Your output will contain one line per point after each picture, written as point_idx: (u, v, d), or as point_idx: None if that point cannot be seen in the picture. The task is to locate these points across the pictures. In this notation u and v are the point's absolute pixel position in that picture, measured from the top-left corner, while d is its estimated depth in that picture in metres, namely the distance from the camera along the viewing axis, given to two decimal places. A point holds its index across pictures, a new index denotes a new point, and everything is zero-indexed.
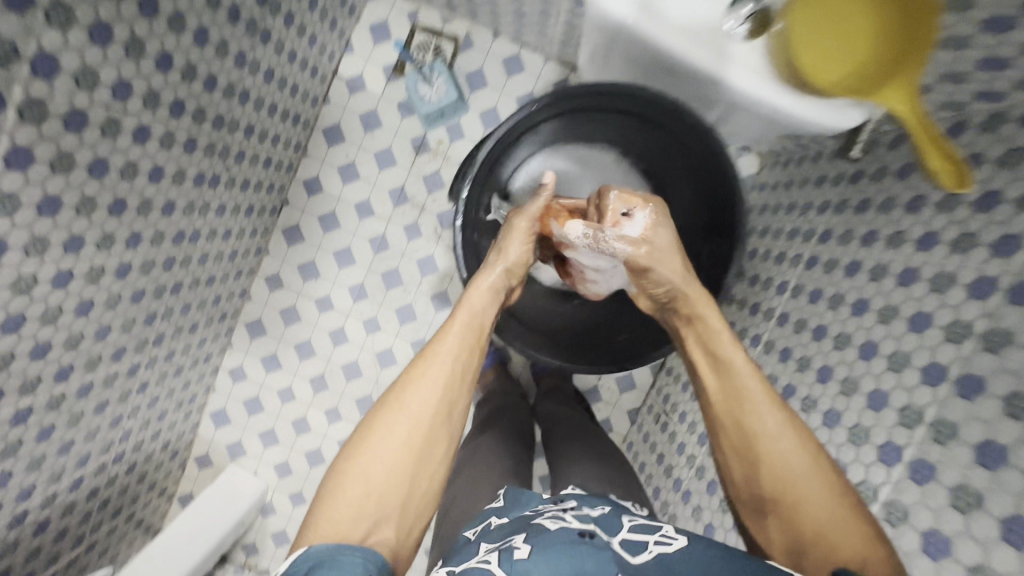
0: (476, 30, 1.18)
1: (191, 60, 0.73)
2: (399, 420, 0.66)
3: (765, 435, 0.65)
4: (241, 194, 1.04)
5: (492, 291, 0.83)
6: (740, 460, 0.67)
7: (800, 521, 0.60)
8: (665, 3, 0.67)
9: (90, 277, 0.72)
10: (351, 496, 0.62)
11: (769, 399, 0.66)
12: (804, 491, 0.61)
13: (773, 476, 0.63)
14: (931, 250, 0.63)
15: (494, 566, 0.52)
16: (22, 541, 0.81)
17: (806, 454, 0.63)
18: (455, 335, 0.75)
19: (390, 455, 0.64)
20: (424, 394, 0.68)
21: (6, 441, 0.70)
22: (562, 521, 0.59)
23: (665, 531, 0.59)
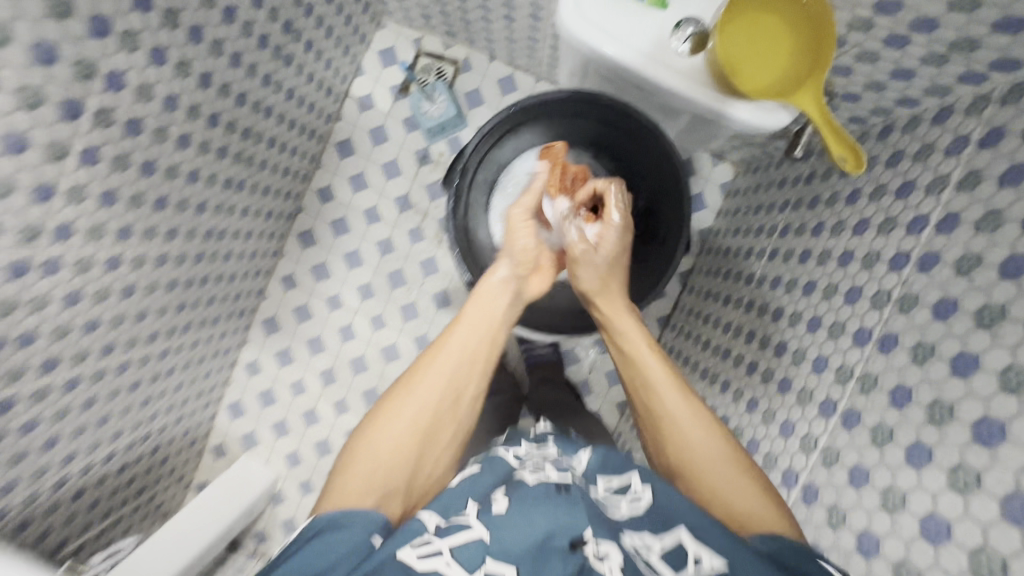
0: (474, 54, 1.23)
1: (227, 80, 0.82)
2: (405, 400, 0.60)
3: (664, 415, 0.63)
4: (263, 199, 1.09)
5: (505, 283, 0.73)
6: (648, 433, 0.66)
7: (703, 491, 0.59)
8: (616, 28, 0.64)
9: (135, 263, 0.80)
10: (360, 472, 0.56)
11: (670, 382, 0.65)
12: (709, 467, 0.59)
13: (676, 452, 0.61)
14: (932, 271, 0.58)
15: (471, 519, 0.52)
16: (62, 505, 0.88)
17: (704, 428, 0.61)
18: (476, 311, 0.68)
19: (396, 431, 0.58)
20: (435, 373, 0.62)
21: (58, 406, 0.78)
22: (541, 472, 0.58)
23: (633, 485, 0.57)
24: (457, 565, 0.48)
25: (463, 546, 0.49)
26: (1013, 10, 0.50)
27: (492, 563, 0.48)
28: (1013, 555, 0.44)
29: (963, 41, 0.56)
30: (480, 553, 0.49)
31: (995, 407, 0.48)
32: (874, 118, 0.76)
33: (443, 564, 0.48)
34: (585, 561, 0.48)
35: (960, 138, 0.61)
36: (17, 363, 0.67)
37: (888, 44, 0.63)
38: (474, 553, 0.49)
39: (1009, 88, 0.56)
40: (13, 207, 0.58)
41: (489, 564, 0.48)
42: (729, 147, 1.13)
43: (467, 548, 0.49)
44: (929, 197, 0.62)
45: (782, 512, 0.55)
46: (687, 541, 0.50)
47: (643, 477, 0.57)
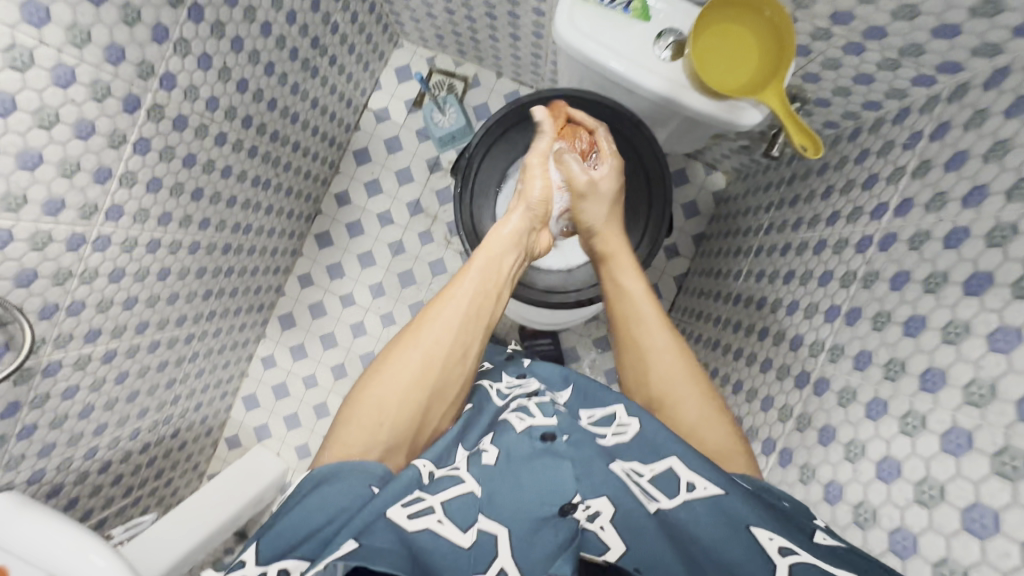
0: (482, 71, 1.34)
1: (261, 87, 0.92)
2: (413, 354, 0.64)
3: (655, 349, 0.71)
4: (285, 199, 1.18)
5: (513, 237, 0.78)
6: (632, 367, 0.73)
7: (680, 419, 0.66)
8: (608, 38, 0.72)
9: (172, 248, 0.88)
10: (366, 420, 0.59)
11: (662, 323, 0.74)
12: (689, 398, 0.67)
13: (663, 382, 0.69)
14: (890, 249, 0.65)
15: (463, 472, 0.53)
16: (91, 474, 0.94)
17: (683, 362, 0.70)
18: (481, 273, 0.73)
19: (403, 380, 0.62)
20: (441, 329, 0.66)
21: (95, 376, 0.85)
22: (527, 417, 0.62)
23: (620, 416, 0.63)
24: (450, 522, 0.47)
25: (452, 501, 0.49)
26: (949, 17, 0.57)
27: (484, 519, 0.48)
28: (948, 480, 0.52)
29: (909, 46, 0.63)
30: (472, 509, 0.49)
31: (938, 358, 0.55)
32: (845, 122, 0.82)
33: (435, 521, 0.47)
34: (580, 525, 0.50)
35: (915, 134, 0.68)
36: (66, 330, 0.75)
37: (847, 51, 0.69)
38: (466, 509, 0.49)
39: (956, 87, 0.63)
40: (76, 184, 0.66)
41: (483, 521, 0.48)
42: (720, 157, 1.20)
43: (458, 503, 0.49)
44: (890, 185, 0.69)
45: (746, 445, 0.64)
46: (679, 468, 0.54)
47: (629, 410, 0.63)
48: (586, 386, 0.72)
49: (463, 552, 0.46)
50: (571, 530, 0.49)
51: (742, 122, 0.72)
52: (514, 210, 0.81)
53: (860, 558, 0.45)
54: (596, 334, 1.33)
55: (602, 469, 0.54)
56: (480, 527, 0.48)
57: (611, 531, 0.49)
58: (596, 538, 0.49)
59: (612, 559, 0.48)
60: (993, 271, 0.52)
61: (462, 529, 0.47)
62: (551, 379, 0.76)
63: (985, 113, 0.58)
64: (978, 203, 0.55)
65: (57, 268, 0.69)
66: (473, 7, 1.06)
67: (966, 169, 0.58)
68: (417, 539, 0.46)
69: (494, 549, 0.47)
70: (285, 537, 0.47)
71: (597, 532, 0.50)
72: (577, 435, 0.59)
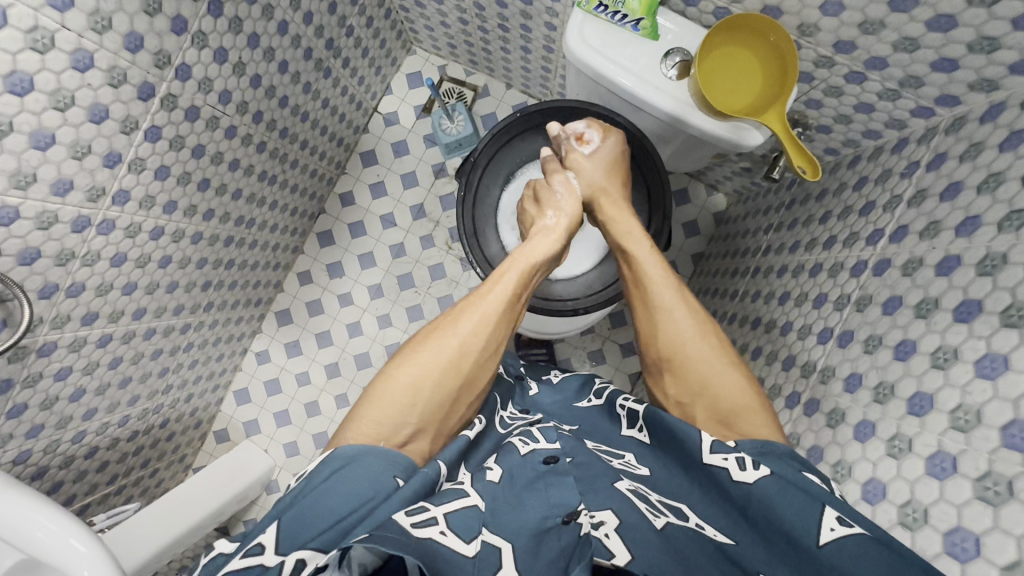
0: (492, 82, 1.36)
1: (274, 83, 0.94)
2: (450, 342, 0.65)
3: (663, 306, 0.70)
4: (290, 196, 1.19)
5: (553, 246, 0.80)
6: (644, 327, 0.72)
7: (691, 375, 0.65)
8: (617, 54, 0.74)
9: (174, 236, 0.89)
10: (400, 398, 0.59)
11: (668, 282, 0.73)
12: (701, 357, 0.65)
13: (670, 342, 0.68)
14: (884, 275, 0.65)
15: (468, 487, 0.51)
16: (77, 459, 0.94)
17: (700, 328, 0.68)
18: (509, 273, 0.74)
19: (435, 367, 0.62)
20: (478, 321, 0.67)
21: (89, 359, 0.85)
22: (532, 443, 0.61)
23: (627, 459, 0.59)
24: (453, 533, 0.44)
25: (456, 513, 0.46)
26: (947, 51, 0.59)
27: (488, 532, 0.46)
28: (932, 504, 0.52)
29: (909, 78, 0.65)
30: (475, 522, 0.46)
31: (926, 383, 0.56)
32: (845, 149, 0.83)
33: (438, 532, 0.44)
34: (585, 531, 0.47)
35: (912, 164, 0.69)
36: (64, 311, 0.75)
37: (849, 80, 0.71)
38: (468, 521, 0.46)
39: (951, 120, 0.65)
40: (86, 167, 0.67)
41: (487, 533, 0.46)
42: (722, 178, 1.21)
43: (463, 516, 0.46)
44: (886, 213, 0.70)
45: (767, 400, 0.61)
46: (688, 511, 0.51)
47: (637, 456, 0.59)
48: (592, 426, 0.70)
49: (467, 561, 0.43)
50: (575, 537, 0.47)
51: (744, 142, 0.74)
52: (549, 228, 0.81)
53: (873, 548, 0.41)
54: (590, 346, 1.34)
55: (606, 487, 0.52)
56: (483, 539, 0.45)
57: (617, 538, 0.46)
58: (600, 544, 0.46)
59: (621, 564, 0.44)
60: (983, 298, 0.53)
61: (466, 541, 0.44)
62: (558, 416, 0.76)
63: (981, 145, 0.60)
64: (969, 233, 0.56)
65: (60, 249, 0.70)
66: (486, 18, 1.08)
67: (961, 200, 0.59)
68: (424, 543, 0.42)
69: (499, 557, 0.44)
70: (304, 525, 0.46)
71: (602, 539, 0.46)
72: (580, 457, 0.58)
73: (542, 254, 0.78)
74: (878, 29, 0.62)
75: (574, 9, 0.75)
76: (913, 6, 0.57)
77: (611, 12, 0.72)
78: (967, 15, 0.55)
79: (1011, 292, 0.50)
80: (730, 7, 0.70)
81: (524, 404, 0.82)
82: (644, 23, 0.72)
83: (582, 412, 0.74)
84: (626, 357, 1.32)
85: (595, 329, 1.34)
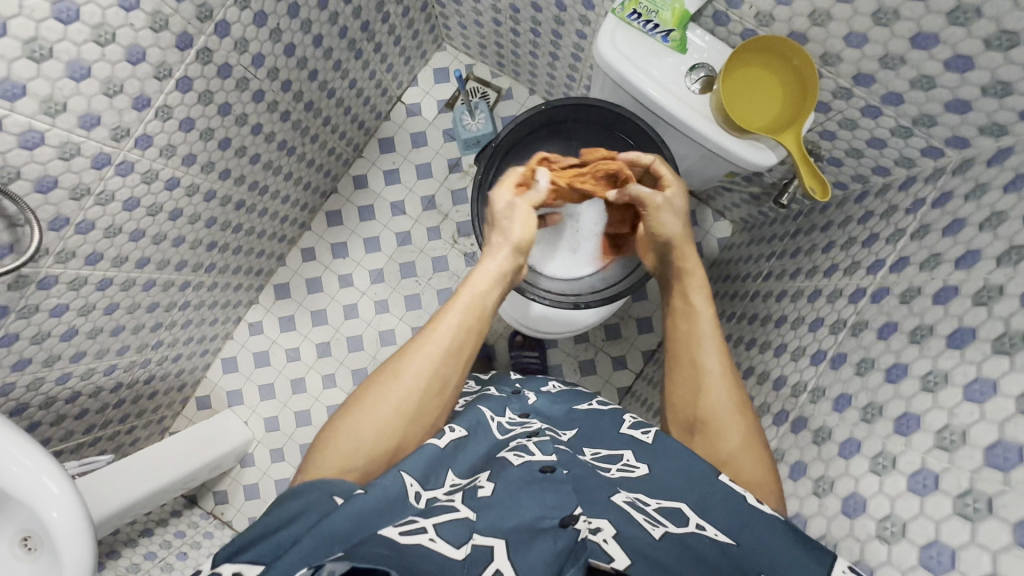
0: (517, 86, 1.39)
1: (307, 55, 0.96)
2: (393, 387, 0.65)
3: (709, 372, 0.70)
4: (306, 170, 1.20)
5: (499, 274, 0.78)
6: (684, 386, 0.72)
7: (721, 444, 0.65)
8: (645, 64, 0.76)
9: (188, 190, 0.89)
10: (343, 447, 0.60)
11: (719, 348, 0.73)
12: (733, 426, 0.66)
13: (709, 406, 0.68)
14: (881, 303, 0.67)
15: (458, 503, 0.50)
16: (59, 401, 0.93)
17: (735, 401, 0.68)
18: (468, 316, 0.73)
19: (379, 416, 0.63)
20: (423, 362, 0.67)
21: (86, 300, 0.84)
22: (526, 456, 0.60)
23: (627, 459, 0.61)
24: (443, 540, 0.46)
25: (445, 524, 0.47)
26: (962, 92, 0.61)
27: (479, 535, 0.47)
28: (911, 519, 0.53)
29: (923, 116, 0.67)
30: (465, 529, 0.47)
31: (915, 404, 0.56)
32: (854, 184, 0.85)
33: (427, 539, 0.45)
34: (582, 535, 0.48)
35: (917, 201, 0.71)
36: (70, 246, 0.75)
37: (865, 113, 0.73)
38: (458, 529, 0.47)
39: (960, 162, 0.67)
40: (115, 105, 0.68)
41: (477, 537, 0.46)
42: (730, 204, 1.22)
43: (453, 525, 0.47)
44: (889, 245, 0.71)
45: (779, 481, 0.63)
46: (688, 511, 0.53)
47: (635, 454, 0.62)
48: (591, 427, 0.71)
49: (456, 562, 0.44)
50: (572, 541, 0.47)
51: (759, 161, 0.75)
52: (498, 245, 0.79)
53: None
54: (583, 356, 1.34)
55: (603, 500, 0.54)
56: (474, 543, 0.46)
57: (616, 543, 0.48)
58: (599, 549, 0.48)
59: (621, 568, 0.46)
60: (977, 326, 0.54)
61: (456, 545, 0.46)
62: (555, 421, 0.76)
63: (986, 187, 0.62)
64: (970, 266, 0.58)
65: (77, 183, 0.70)
66: (520, 21, 1.11)
67: (964, 235, 0.61)
68: (409, 550, 0.43)
69: (489, 555, 0.45)
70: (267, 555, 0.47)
71: (601, 544, 0.48)
72: (577, 470, 0.58)
73: (485, 280, 0.76)
74: (897, 64, 0.64)
75: (608, 15, 0.77)
76: (934, 44, 0.60)
77: (643, 20, 0.74)
78: (984, 58, 0.57)
79: (1005, 321, 0.52)
80: (758, 31, 0.73)
81: (522, 408, 0.78)
82: (673, 35, 0.74)
83: (581, 415, 0.75)
84: (616, 370, 1.33)
85: (589, 339, 1.35)
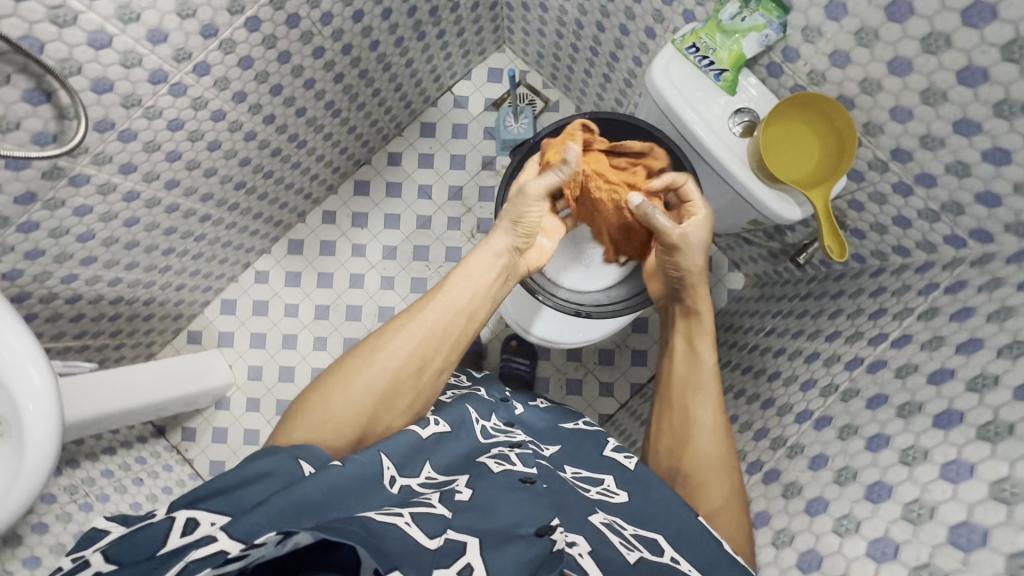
0: (565, 100, 1.41)
1: (372, 25, 0.99)
2: (371, 364, 0.67)
3: (700, 424, 0.71)
4: (346, 135, 1.23)
5: (497, 259, 0.79)
6: (672, 432, 0.72)
7: (701, 498, 0.66)
8: (694, 96, 0.77)
9: (232, 126, 0.92)
10: (314, 417, 0.62)
11: (715, 401, 0.73)
12: (716, 484, 0.67)
13: (694, 458, 0.69)
14: (876, 374, 0.67)
15: (433, 501, 0.50)
16: (59, 300, 0.95)
17: (722, 458, 0.69)
18: (458, 301, 0.75)
19: (354, 393, 0.65)
20: (405, 340, 0.69)
21: (111, 207, 0.87)
22: (506, 463, 0.61)
23: (607, 485, 0.62)
24: (417, 527, 0.45)
25: (423, 515, 0.46)
26: (994, 185, 0.63)
27: (452, 532, 0.45)
28: None
29: (952, 203, 0.68)
30: (439, 523, 0.46)
31: (889, 474, 0.57)
32: (872, 259, 0.86)
33: (403, 523, 0.45)
34: (558, 546, 0.46)
35: (931, 284, 0.71)
36: (109, 152, 0.78)
37: (895, 189, 0.74)
38: (433, 523, 0.46)
39: (980, 255, 0.68)
40: (184, 28, 0.71)
41: (451, 533, 0.45)
42: (747, 257, 1.23)
43: (427, 517, 0.46)
44: (894, 321, 0.71)
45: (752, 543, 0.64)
46: (664, 543, 0.54)
47: (617, 481, 0.62)
48: (574, 447, 0.72)
49: (429, 551, 0.42)
50: (546, 550, 0.45)
51: (783, 213, 0.77)
52: (501, 226, 0.80)
53: None
54: (571, 374, 1.34)
55: (582, 518, 0.53)
56: (448, 537, 0.44)
57: (591, 558, 0.47)
58: (575, 562, 0.46)
59: None
60: (965, 411, 0.55)
61: (430, 536, 0.44)
62: (539, 435, 0.76)
63: (1001, 282, 0.62)
64: (970, 353, 0.58)
65: (130, 92, 0.73)
66: (582, 38, 1.13)
67: (970, 324, 0.61)
68: (385, 532, 0.42)
69: (462, 549, 0.43)
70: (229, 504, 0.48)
71: (577, 557, 0.47)
72: (556, 487, 0.58)
73: (480, 265, 0.77)
74: (936, 146, 0.66)
75: (666, 44, 0.79)
76: (975, 132, 0.61)
77: (700, 56, 0.76)
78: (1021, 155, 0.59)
79: (994, 410, 0.53)
80: (808, 88, 0.74)
81: (509, 417, 0.79)
82: (726, 75, 0.76)
83: (566, 433, 0.76)
84: (601, 395, 1.33)
85: (582, 359, 1.35)
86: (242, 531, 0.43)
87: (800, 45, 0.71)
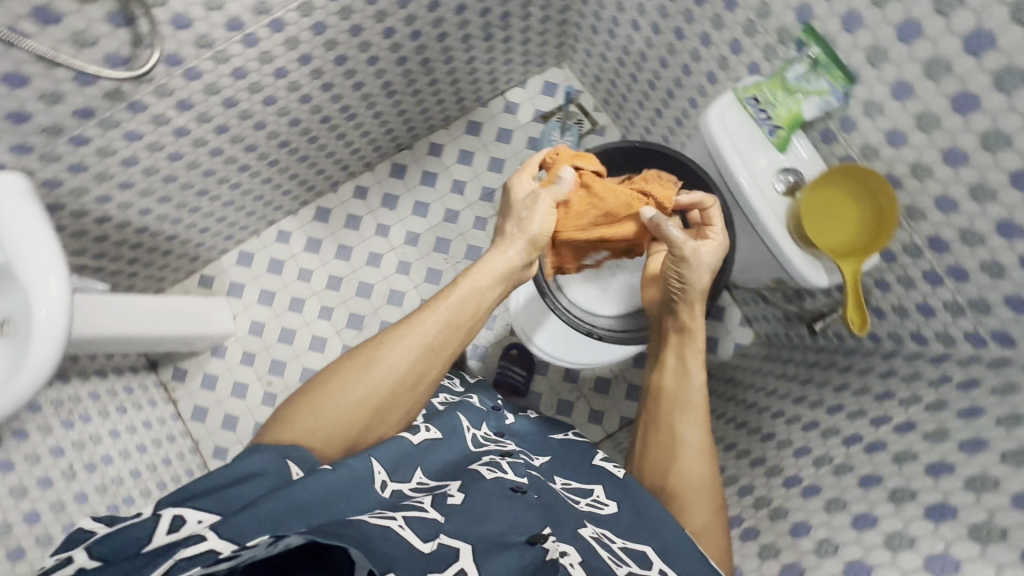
0: (612, 127, 1.43)
1: (444, 16, 1.01)
2: (366, 373, 0.66)
3: (682, 445, 0.71)
4: (395, 116, 1.25)
5: (506, 273, 0.78)
6: (656, 451, 0.72)
7: (683, 515, 0.66)
8: (745, 146, 0.77)
9: (290, 84, 0.94)
10: (302, 421, 0.61)
11: (698, 421, 0.73)
12: (699, 503, 0.66)
13: (677, 477, 0.69)
14: (873, 453, 0.66)
15: (426, 506, 0.50)
16: (88, 218, 0.96)
17: (704, 476, 0.69)
18: (459, 315, 0.73)
19: (345, 402, 0.63)
20: (401, 352, 0.68)
21: (159, 139, 0.89)
22: (498, 471, 0.61)
23: (597, 496, 0.62)
24: (410, 531, 0.45)
25: (417, 520, 0.47)
26: None
27: (446, 537, 0.45)
28: None
29: (980, 300, 0.68)
30: (431, 529, 0.46)
31: (871, 555, 0.57)
32: (887, 341, 0.86)
33: (396, 526, 0.45)
34: (551, 555, 0.46)
35: (943, 376, 0.71)
36: (171, 85, 0.80)
37: (925, 276, 0.74)
38: (426, 527, 0.46)
39: (999, 357, 0.68)
40: None
41: (443, 537, 0.45)
42: (760, 314, 1.23)
43: (421, 522, 0.47)
44: (900, 405, 0.71)
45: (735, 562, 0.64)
46: (652, 555, 0.53)
47: (606, 492, 0.63)
48: (563, 459, 0.72)
49: (423, 555, 0.42)
50: (539, 558, 0.45)
51: (813, 278, 0.77)
52: (516, 239, 0.79)
53: None
54: (564, 395, 1.34)
55: (572, 529, 0.53)
56: (440, 542, 0.44)
57: (581, 568, 0.47)
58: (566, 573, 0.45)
59: None
60: (959, 507, 0.54)
61: (423, 540, 0.44)
62: (528, 443, 0.77)
63: (1015, 387, 0.62)
64: (973, 451, 0.58)
65: (205, 32, 0.75)
66: (642, 69, 1.15)
67: (977, 422, 0.61)
68: (377, 531, 0.43)
69: (454, 554, 0.43)
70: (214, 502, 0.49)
71: (567, 567, 0.46)
72: (546, 497, 0.58)
73: (485, 279, 0.76)
74: (974, 241, 0.66)
75: (726, 91, 0.80)
76: (1017, 235, 0.62)
77: (758, 108, 0.77)
78: None
79: (989, 512, 0.52)
80: (857, 160, 0.75)
81: (499, 426, 0.79)
82: (779, 132, 0.77)
83: (555, 444, 0.76)
84: (590, 422, 1.32)
85: (577, 382, 1.34)
86: (231, 531, 0.43)
87: (857, 117, 0.72)
